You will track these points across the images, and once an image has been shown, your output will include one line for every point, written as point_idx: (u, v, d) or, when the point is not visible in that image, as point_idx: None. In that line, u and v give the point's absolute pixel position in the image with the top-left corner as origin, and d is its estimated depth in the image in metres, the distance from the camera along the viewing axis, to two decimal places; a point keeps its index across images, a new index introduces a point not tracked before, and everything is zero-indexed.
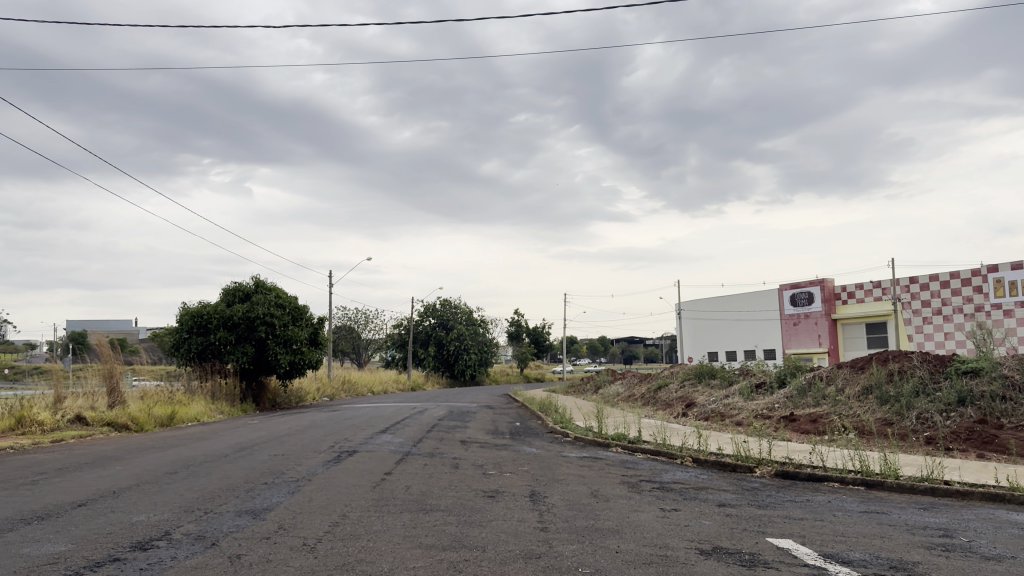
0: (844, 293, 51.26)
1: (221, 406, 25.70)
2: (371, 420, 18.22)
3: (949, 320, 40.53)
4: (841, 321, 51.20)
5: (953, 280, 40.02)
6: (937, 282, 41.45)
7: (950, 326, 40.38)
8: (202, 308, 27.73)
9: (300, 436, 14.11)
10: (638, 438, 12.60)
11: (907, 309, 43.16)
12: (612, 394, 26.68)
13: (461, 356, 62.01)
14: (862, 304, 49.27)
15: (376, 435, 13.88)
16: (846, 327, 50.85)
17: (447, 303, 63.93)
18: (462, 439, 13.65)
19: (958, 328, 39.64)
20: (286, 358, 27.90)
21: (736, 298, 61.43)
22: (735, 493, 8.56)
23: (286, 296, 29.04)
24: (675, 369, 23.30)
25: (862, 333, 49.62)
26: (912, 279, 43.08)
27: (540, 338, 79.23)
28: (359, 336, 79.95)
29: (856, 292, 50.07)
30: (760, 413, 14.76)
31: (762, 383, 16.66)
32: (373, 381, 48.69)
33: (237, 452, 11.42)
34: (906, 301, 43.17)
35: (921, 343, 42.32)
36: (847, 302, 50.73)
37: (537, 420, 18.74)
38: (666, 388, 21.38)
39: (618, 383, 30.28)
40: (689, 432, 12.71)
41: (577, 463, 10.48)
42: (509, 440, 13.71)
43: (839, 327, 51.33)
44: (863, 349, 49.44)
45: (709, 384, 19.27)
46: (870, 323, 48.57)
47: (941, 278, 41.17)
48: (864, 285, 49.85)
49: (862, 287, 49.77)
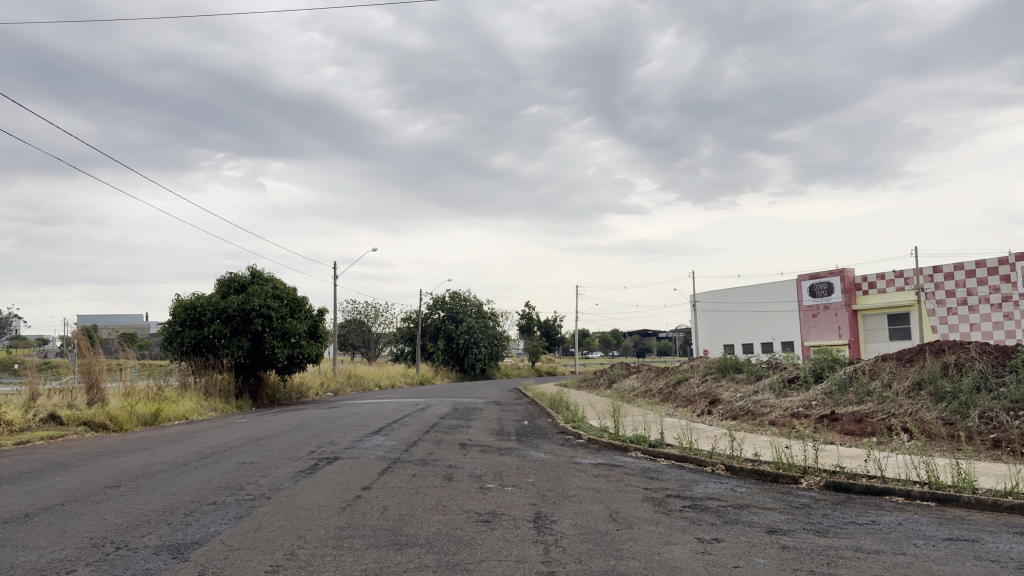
0: (866, 283, 49.36)
1: (214, 403, 24.37)
2: (368, 418, 16.80)
3: (976, 310, 38.63)
4: (861, 313, 49.45)
5: (978, 269, 38.32)
6: (962, 271, 39.72)
7: (977, 317, 38.48)
8: (196, 299, 26.40)
9: (283, 438, 12.69)
10: (661, 441, 11.12)
11: (930, 299, 41.45)
12: (628, 389, 25.15)
13: (471, 349, 60.54)
14: (883, 295, 47.54)
15: (366, 437, 12.44)
16: (866, 319, 49.02)
17: (456, 296, 62.49)
18: (461, 442, 12.19)
19: (984, 319, 37.73)
20: (283, 352, 26.49)
21: (753, 288, 59.68)
22: (787, 516, 7.02)
23: (284, 286, 27.64)
24: (696, 362, 21.73)
25: (883, 325, 47.90)
26: (936, 268, 41.35)
27: (551, 331, 77.72)
28: (369, 330, 78.73)
29: (877, 283, 48.32)
30: (795, 412, 13.22)
31: (795, 377, 15.10)
32: (379, 375, 47.30)
33: (200, 460, 10.01)
34: (929, 292, 41.46)
35: (946, 335, 40.48)
36: (868, 293, 48.96)
37: (547, 418, 17.25)
38: (687, 383, 19.81)
39: (633, 377, 28.75)
40: (720, 433, 11.21)
41: (591, 473, 9.00)
42: (515, 442, 12.22)
43: (860, 319, 49.52)
44: (885, 340, 47.70)
45: (734, 379, 17.72)
46: (893, 314, 46.72)
47: (966, 267, 39.43)
48: (885, 275, 47.98)
49: (883, 277, 48.03)
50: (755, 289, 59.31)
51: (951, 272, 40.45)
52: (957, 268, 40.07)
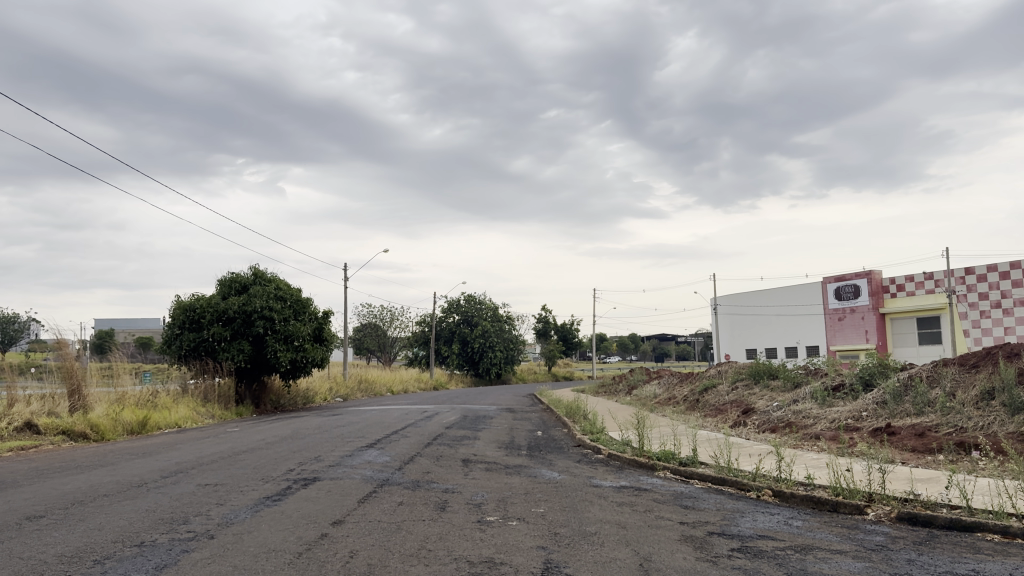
0: (894, 285, 47.43)
1: (212, 410, 23.07)
2: (369, 428, 15.44)
3: (1010, 314, 36.70)
4: (889, 316, 47.48)
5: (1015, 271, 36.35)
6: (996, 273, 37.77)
7: (1012, 321, 36.51)
8: (195, 301, 25.11)
9: (265, 452, 11.32)
10: (694, 459, 9.65)
11: (963, 302, 39.46)
12: (650, 395, 23.61)
13: (486, 353, 59.06)
14: (913, 298, 45.58)
15: (357, 451, 11.01)
16: (894, 323, 47.06)
17: (471, 299, 61.08)
18: (465, 457, 10.75)
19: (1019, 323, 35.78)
20: (286, 356, 25.13)
21: (776, 291, 57.79)
22: (866, 564, 5.48)
23: (288, 287, 26.33)
24: (724, 367, 20.16)
25: (913, 329, 45.94)
26: (968, 270, 39.41)
27: (569, 335, 76.10)
28: (384, 334, 77.48)
29: (906, 285, 46.34)
30: (843, 425, 11.68)
31: (840, 385, 13.54)
32: (392, 379, 45.90)
33: (158, 479, 8.66)
34: (962, 294, 39.49)
35: (979, 339, 38.53)
36: (896, 296, 47.00)
37: (563, 428, 15.76)
38: (715, 391, 18.27)
39: (655, 383, 27.18)
40: (762, 451, 9.73)
41: (615, 500, 7.54)
42: (527, 458, 10.77)
43: (888, 323, 47.57)
44: (915, 345, 45.73)
45: (768, 387, 16.19)
46: (923, 318, 44.75)
47: (1001, 269, 37.46)
48: (915, 277, 46.04)
49: (912, 279, 46.04)
50: (778, 291, 57.46)
51: (984, 274, 38.54)
52: (991, 270, 38.16)
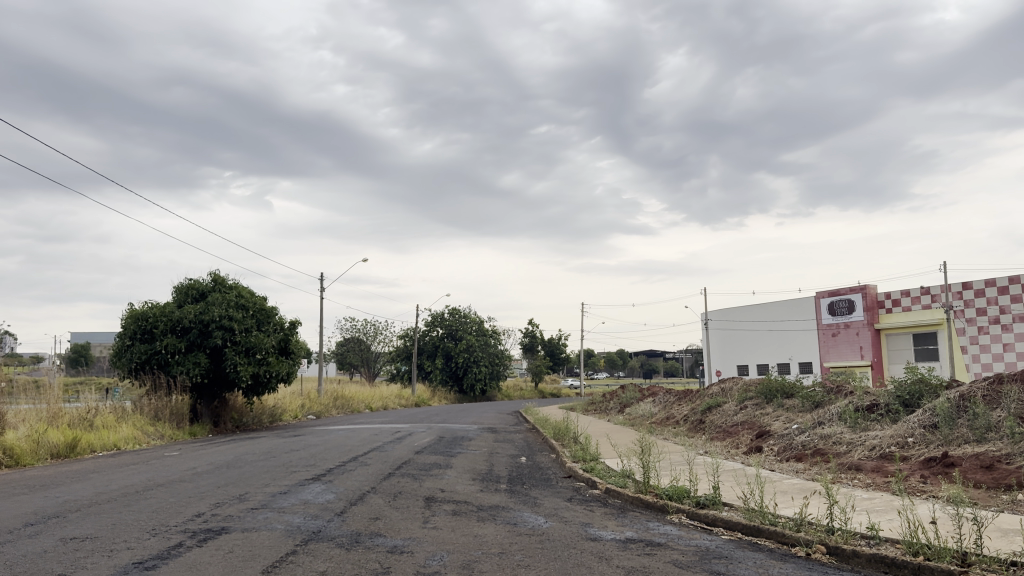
0: (890, 300, 45.71)
1: (162, 429, 20.85)
2: (326, 453, 13.33)
3: (1010, 330, 34.97)
4: (883, 332, 45.76)
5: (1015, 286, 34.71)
6: (994, 288, 36.12)
7: (1011, 337, 34.82)
8: (148, 309, 22.96)
9: (184, 487, 9.18)
10: (715, 499, 7.66)
11: (961, 318, 37.72)
12: (643, 414, 21.60)
13: (470, 369, 56.83)
14: (909, 313, 43.89)
15: (295, 488, 8.89)
16: (890, 339, 45.31)
17: (455, 312, 59.01)
18: (429, 495, 8.67)
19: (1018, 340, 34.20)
20: (247, 370, 22.99)
21: (769, 306, 56.05)
22: None
23: (251, 294, 24.23)
24: (727, 385, 18.19)
25: (908, 345, 44.21)
26: (965, 284, 37.69)
27: (556, 350, 74.07)
28: (368, 349, 75.10)
29: (901, 300, 44.69)
30: (888, 454, 9.71)
31: (874, 405, 11.56)
32: (370, 396, 43.59)
33: (15, 531, 6.55)
34: (959, 310, 37.75)
35: (978, 356, 36.75)
36: (892, 311, 45.33)
37: (551, 454, 13.73)
38: (720, 410, 16.28)
39: (648, 401, 25.19)
40: (801, 489, 7.72)
41: (617, 566, 5.51)
42: (505, 496, 8.69)
43: (883, 339, 45.81)
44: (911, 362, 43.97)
45: (783, 407, 14.21)
46: (919, 334, 43.05)
47: (1000, 284, 35.82)
48: (911, 291, 44.34)
49: (908, 294, 44.39)
50: (770, 306, 55.71)
51: (983, 288, 36.79)
52: (990, 284, 36.42)
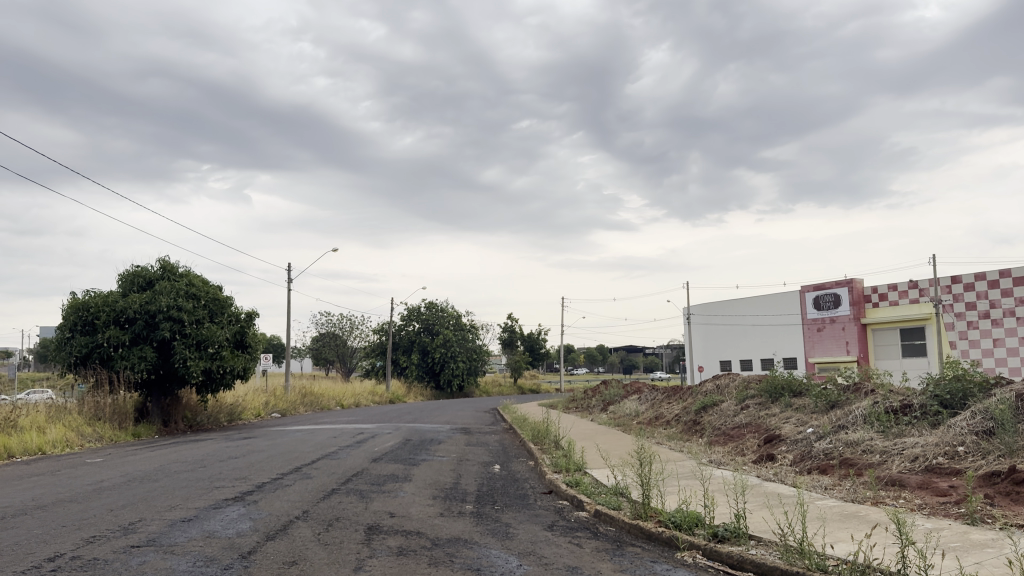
0: (876, 294, 44.31)
1: (99, 430, 18.82)
2: (269, 462, 11.48)
3: (1000, 326, 33.54)
4: (870, 327, 44.41)
5: (1006, 279, 33.29)
6: (984, 282, 34.70)
7: (1001, 332, 33.38)
8: (89, 298, 20.90)
9: (67, 511, 7.30)
10: (739, 531, 5.92)
11: (948, 313, 36.38)
12: (629, 413, 19.92)
13: (447, 364, 54.99)
14: (896, 308, 42.54)
15: (204, 514, 7.04)
16: (876, 334, 43.90)
17: (432, 306, 57.08)
18: (374, 523, 6.85)
19: (1008, 335, 32.81)
20: (198, 365, 21.03)
21: (753, 301, 54.65)
22: None
23: (203, 283, 22.29)
24: (723, 382, 16.55)
25: (896, 341, 42.87)
26: (954, 278, 36.32)
27: (535, 345, 72.42)
28: (344, 344, 72.91)
29: (888, 294, 43.35)
30: (935, 466, 8.04)
31: (907, 407, 9.90)
32: (341, 392, 41.57)
33: None
34: (948, 304, 36.41)
35: (967, 352, 35.33)
36: (879, 306, 43.98)
37: (529, 462, 11.99)
38: (717, 411, 14.56)
39: (633, 399, 23.53)
40: (848, 522, 5.96)
41: None
42: (468, 524, 6.90)
43: (869, 334, 44.43)
44: (898, 358, 42.66)
45: (792, 408, 12.55)
46: (907, 329, 41.72)
47: (989, 278, 34.41)
48: (898, 285, 42.98)
49: (895, 288, 43.04)
50: (754, 300, 54.31)
51: (972, 282, 35.42)
52: (980, 278, 35.05)
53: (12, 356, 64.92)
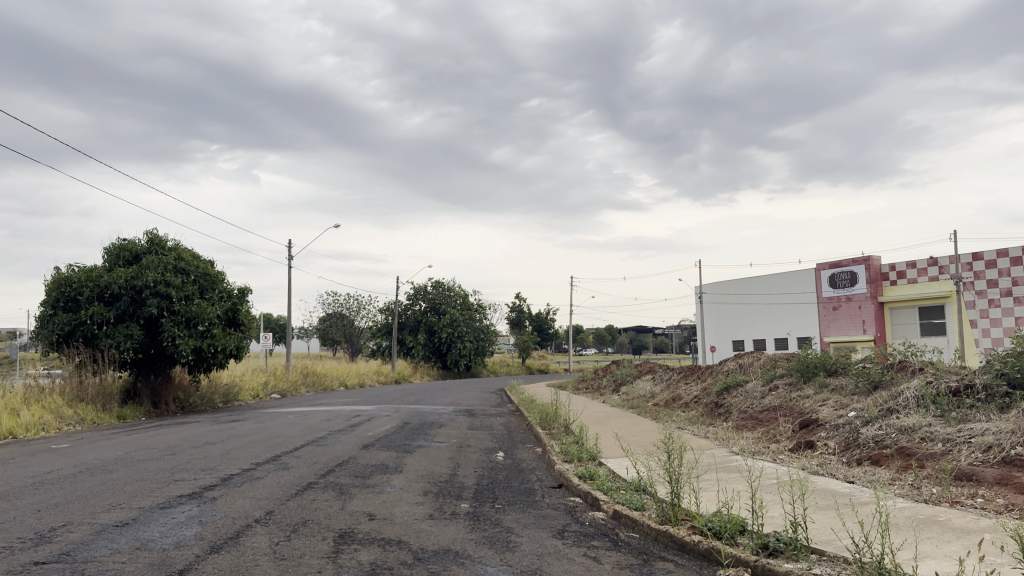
0: (894, 272, 42.85)
1: (81, 412, 17.78)
2: (248, 448, 10.34)
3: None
4: (887, 305, 42.94)
5: None
6: (1007, 259, 33.16)
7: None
8: (72, 273, 19.75)
9: None
10: (797, 544, 4.71)
11: (969, 291, 34.90)
12: (644, 395, 18.75)
13: (454, 344, 53.92)
14: (914, 286, 41.06)
15: (146, 517, 5.89)
16: (893, 313, 42.51)
17: (439, 285, 55.90)
18: (346, 529, 5.66)
19: None
20: (187, 344, 19.94)
21: (767, 279, 53.23)
22: None
23: (193, 258, 21.18)
24: (746, 361, 15.33)
25: (914, 319, 41.43)
26: (976, 255, 34.78)
27: (544, 324, 71.30)
28: (350, 324, 71.93)
29: (907, 272, 41.83)
30: (1015, 458, 6.79)
31: (968, 389, 8.64)
32: (345, 372, 40.54)
33: None
34: (969, 282, 34.92)
35: (988, 331, 33.93)
36: (896, 284, 42.50)
37: (536, 448, 10.83)
38: (741, 392, 13.34)
39: (647, 379, 22.33)
40: (934, 534, 4.74)
41: None
42: (459, 529, 5.73)
43: (886, 313, 43.03)
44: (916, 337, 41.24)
45: (829, 389, 11.31)
46: (926, 307, 40.26)
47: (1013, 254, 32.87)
48: (917, 263, 41.44)
49: (913, 265, 41.52)
50: (768, 279, 52.93)
51: (995, 259, 33.89)
52: (1002, 255, 33.52)
53: (16, 335, 64.26)
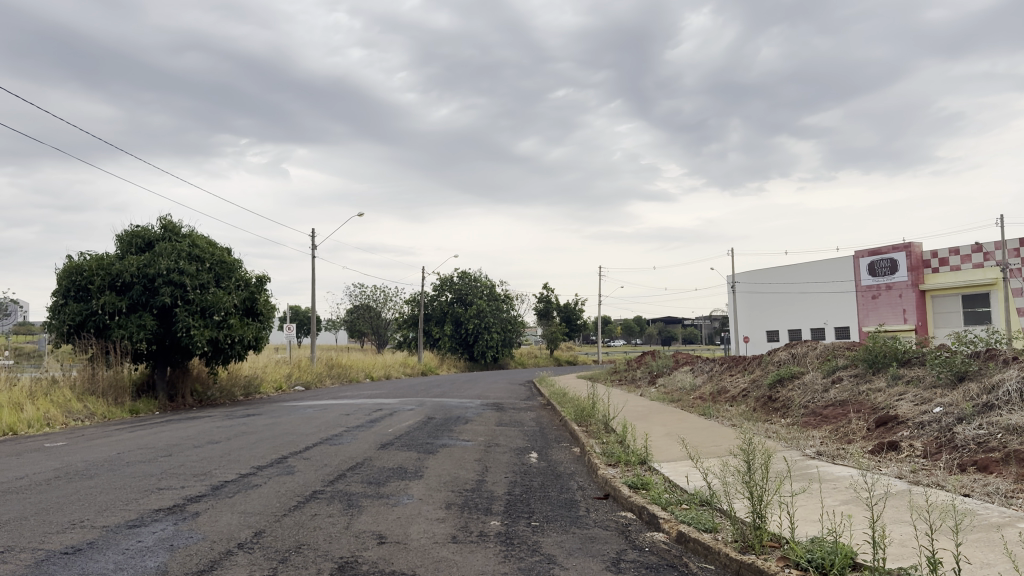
0: (936, 259, 40.98)
1: (91, 407, 16.94)
2: (254, 449, 9.27)
3: None
4: (929, 294, 41.08)
5: None
6: None
7: None
8: (83, 262, 18.91)
9: None
10: None
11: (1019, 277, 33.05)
12: (685, 386, 17.52)
13: (481, 336, 52.89)
14: (959, 273, 39.19)
15: (106, 541, 4.82)
16: (936, 301, 40.64)
17: (465, 276, 54.82)
18: (347, 557, 4.55)
19: None
20: (203, 335, 19.02)
21: (803, 267, 51.49)
22: None
23: (209, 245, 20.28)
24: (800, 350, 14.04)
25: (958, 308, 39.54)
26: None
27: (572, 315, 69.99)
28: (377, 316, 71.15)
29: (950, 259, 39.96)
30: None
31: None
32: (371, 364, 39.62)
33: None
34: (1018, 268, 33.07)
35: None
36: (939, 271, 40.63)
37: (574, 448, 9.67)
38: (799, 385, 12.05)
39: (685, 370, 21.08)
40: None
41: None
42: (485, 558, 4.59)
43: (928, 301, 41.11)
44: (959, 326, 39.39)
45: (904, 381, 10.01)
46: (970, 295, 38.38)
47: None
48: (961, 249, 39.53)
49: (957, 252, 39.62)
50: (804, 267, 51.15)
51: None
52: None
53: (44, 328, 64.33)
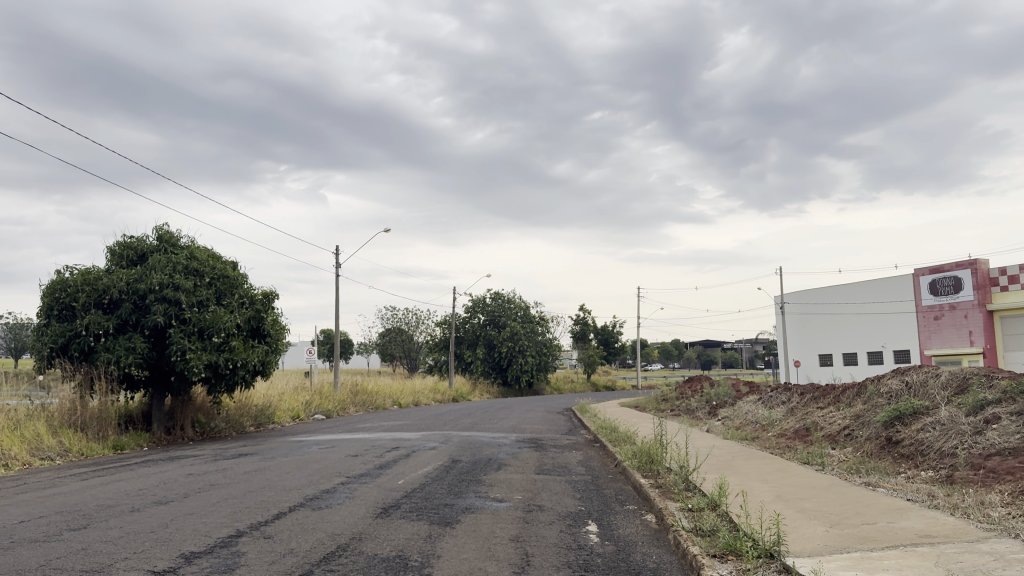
0: (1004, 277, 37.14)
1: (65, 443, 14.61)
2: (205, 517, 6.68)
3: None
4: (997, 314, 37.19)
5: None
6: None
7: None
8: (68, 276, 16.69)
9: None
10: None
11: None
12: (759, 421, 14.70)
13: (516, 359, 50.19)
14: None
15: None
16: (1004, 322, 36.79)
17: (499, 296, 52.33)
18: None
19: None
20: (199, 359, 16.69)
21: (859, 286, 48.07)
22: None
23: (211, 258, 18.03)
24: (917, 379, 11.19)
25: None
26: None
27: (610, 338, 66.90)
28: (409, 339, 68.70)
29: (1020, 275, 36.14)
30: None
31: None
32: (399, 390, 37.18)
33: None
34: None
35: None
36: (1008, 290, 36.79)
37: (646, 517, 6.98)
38: (932, 425, 9.24)
39: (753, 400, 18.19)
40: None
41: None
42: None
43: (996, 322, 37.21)
44: None
45: None
46: None
47: None
48: None
49: None
50: (860, 285, 47.65)
51: None
52: None
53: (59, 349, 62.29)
